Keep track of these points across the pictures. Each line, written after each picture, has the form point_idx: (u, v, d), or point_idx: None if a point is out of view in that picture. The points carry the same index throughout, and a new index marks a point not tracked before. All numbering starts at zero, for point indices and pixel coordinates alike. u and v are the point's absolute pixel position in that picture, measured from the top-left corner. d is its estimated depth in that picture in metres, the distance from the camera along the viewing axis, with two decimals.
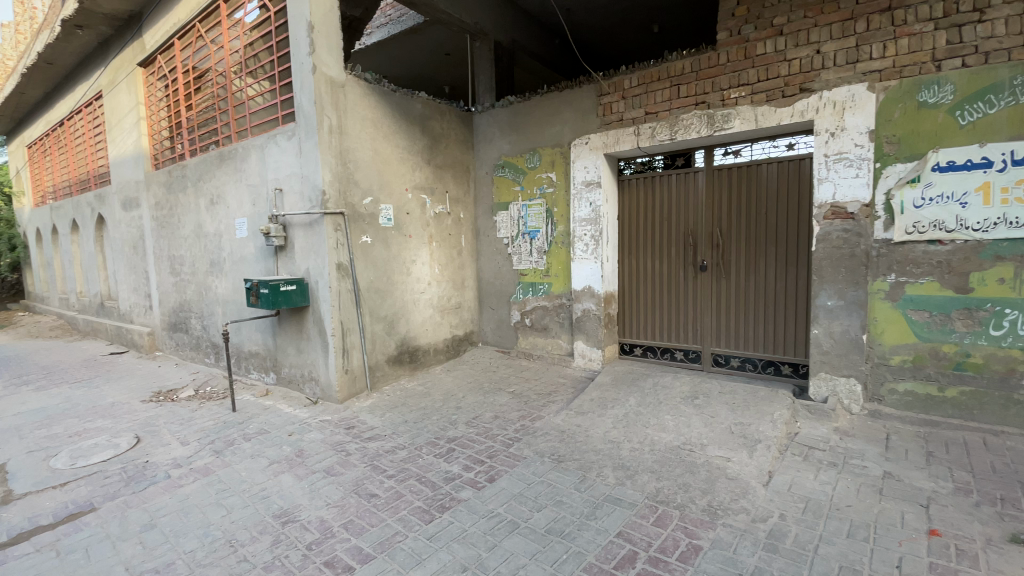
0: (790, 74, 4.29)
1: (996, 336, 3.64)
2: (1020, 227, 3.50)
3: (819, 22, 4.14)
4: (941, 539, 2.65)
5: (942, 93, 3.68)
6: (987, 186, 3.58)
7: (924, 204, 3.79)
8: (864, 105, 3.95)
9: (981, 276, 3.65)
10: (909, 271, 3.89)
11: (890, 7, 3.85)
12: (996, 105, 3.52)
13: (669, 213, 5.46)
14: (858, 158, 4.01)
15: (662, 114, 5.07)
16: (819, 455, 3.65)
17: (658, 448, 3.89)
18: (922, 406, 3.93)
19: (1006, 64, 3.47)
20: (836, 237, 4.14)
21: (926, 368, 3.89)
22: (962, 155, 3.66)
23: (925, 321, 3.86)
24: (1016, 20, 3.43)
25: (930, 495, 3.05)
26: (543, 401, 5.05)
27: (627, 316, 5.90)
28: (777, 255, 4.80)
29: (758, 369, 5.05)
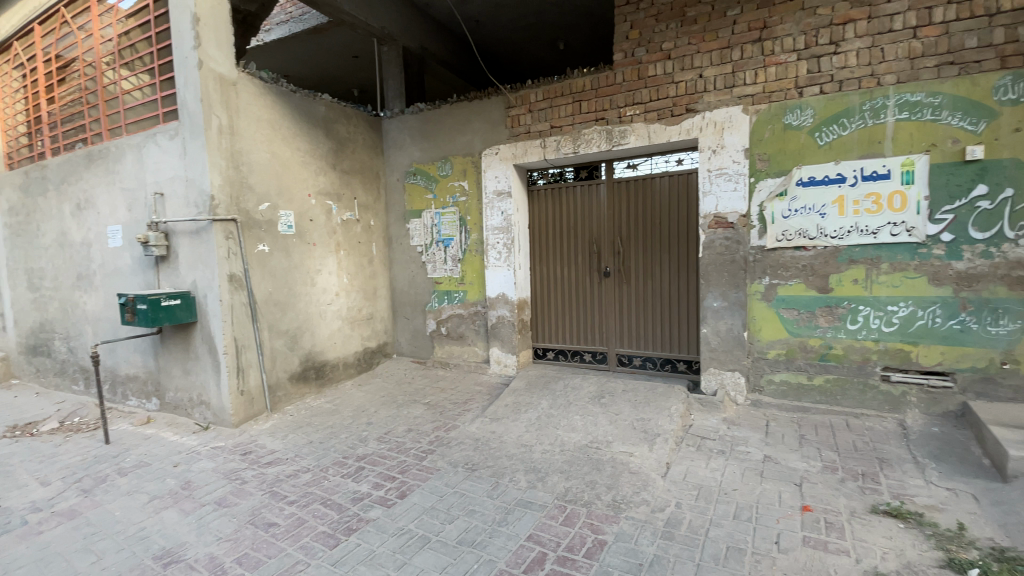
0: (678, 95, 4.67)
1: (852, 330, 4.17)
2: (867, 234, 4.05)
3: (701, 49, 4.56)
4: (812, 514, 2.98)
5: (803, 117, 4.18)
6: (841, 199, 4.11)
7: (791, 215, 4.28)
8: (739, 126, 4.40)
9: (839, 277, 4.18)
10: (780, 274, 4.38)
11: (761, 38, 4.33)
12: (848, 127, 4.05)
13: (576, 222, 5.69)
14: (735, 173, 4.45)
15: (566, 127, 5.29)
16: (711, 444, 3.97)
17: (567, 448, 4.01)
18: (796, 395, 4.40)
19: (856, 92, 4.00)
20: (719, 245, 4.56)
21: (797, 360, 4.39)
22: (821, 171, 4.16)
23: (794, 318, 4.36)
24: (863, 53, 3.97)
25: (802, 474, 3.43)
26: (458, 410, 5.00)
27: (540, 321, 6.05)
28: (671, 261, 5.17)
29: (657, 367, 5.39)
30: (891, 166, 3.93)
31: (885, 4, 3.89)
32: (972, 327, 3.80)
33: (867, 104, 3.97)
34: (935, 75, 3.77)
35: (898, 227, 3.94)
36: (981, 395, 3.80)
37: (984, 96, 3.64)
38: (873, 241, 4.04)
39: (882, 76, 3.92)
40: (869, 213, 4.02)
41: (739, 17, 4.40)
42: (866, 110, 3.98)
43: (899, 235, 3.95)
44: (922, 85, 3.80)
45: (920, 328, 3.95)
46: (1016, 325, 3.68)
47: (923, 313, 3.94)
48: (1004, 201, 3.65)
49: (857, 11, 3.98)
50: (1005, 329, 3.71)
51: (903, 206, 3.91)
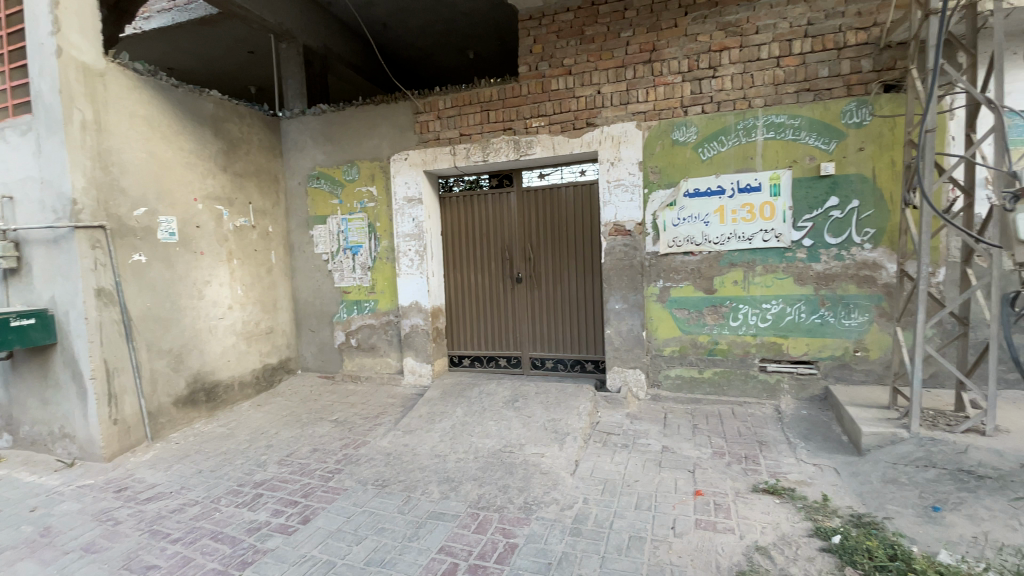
0: (579, 109, 4.92)
1: (734, 327, 4.62)
2: (744, 240, 4.51)
3: (599, 66, 4.84)
4: (703, 498, 3.24)
5: (688, 134, 4.57)
6: (722, 208, 4.54)
7: (679, 223, 4.66)
8: (634, 140, 4.72)
9: (722, 279, 4.61)
10: (673, 277, 4.75)
11: (650, 60, 4.68)
12: (726, 144, 4.49)
13: (487, 229, 5.74)
14: (631, 184, 4.76)
15: (475, 136, 5.35)
16: (615, 439, 4.18)
17: (480, 455, 4.02)
18: (689, 387, 4.79)
19: (731, 112, 4.45)
20: (619, 251, 4.86)
21: (689, 356, 4.77)
22: (705, 184, 4.57)
23: (686, 317, 4.75)
24: (737, 77, 4.43)
25: (695, 461, 3.72)
26: (369, 425, 4.83)
27: (454, 328, 6.02)
28: (578, 265, 5.40)
29: (568, 368, 5.58)
30: (762, 179, 4.41)
31: (754, 35, 4.37)
32: (830, 320, 4.35)
33: (741, 124, 4.43)
34: (795, 100, 4.29)
35: (769, 234, 4.43)
36: (839, 379, 4.37)
37: (834, 119, 4.20)
38: (749, 246, 4.50)
39: (753, 99, 4.40)
40: (745, 221, 4.48)
41: (632, 38, 4.73)
42: (741, 130, 4.43)
43: (770, 241, 4.43)
44: (785, 108, 4.31)
45: (789, 323, 4.46)
46: (863, 317, 4.26)
47: (791, 309, 4.45)
48: (850, 211, 4.22)
49: (731, 40, 4.43)
50: (855, 321, 4.28)
51: (773, 215, 4.41)
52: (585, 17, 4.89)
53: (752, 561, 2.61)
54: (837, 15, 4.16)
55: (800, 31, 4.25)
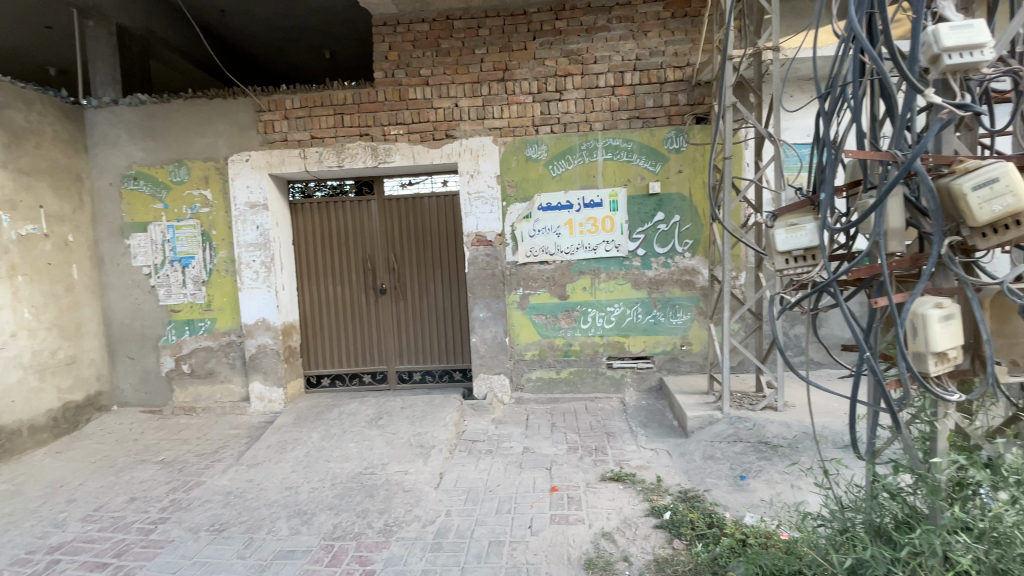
0: (437, 120, 4.95)
1: (584, 329, 5.01)
2: (591, 251, 4.92)
3: (455, 80, 4.92)
4: (558, 493, 3.44)
5: (539, 151, 4.87)
6: (570, 221, 4.91)
7: (535, 234, 4.94)
8: (491, 154, 4.88)
9: (573, 285, 4.98)
10: (531, 285, 5.01)
11: (504, 78, 4.90)
12: (573, 162, 4.87)
13: (346, 239, 5.45)
14: (490, 196, 4.91)
15: (328, 140, 5.06)
16: (480, 446, 4.25)
17: (337, 482, 3.76)
18: (548, 387, 5.08)
19: (576, 133, 4.85)
20: (481, 260, 4.96)
21: (548, 358, 5.06)
22: (555, 198, 4.90)
23: (544, 322, 5.03)
24: (580, 102, 4.84)
25: (552, 458, 3.94)
26: (206, 462, 4.24)
27: (310, 346, 5.59)
28: (442, 276, 5.40)
29: (436, 379, 5.53)
30: (603, 196, 4.87)
31: (593, 65, 4.82)
32: (661, 320, 4.94)
33: (585, 144, 4.84)
34: (628, 126, 4.83)
35: (611, 245, 4.90)
36: (671, 371, 4.98)
37: (659, 144, 4.80)
38: (594, 255, 4.92)
39: (594, 123, 4.85)
40: (590, 233, 4.91)
41: (486, 56, 4.90)
42: (585, 150, 4.85)
43: (611, 251, 4.90)
44: (620, 132, 4.82)
45: (630, 323, 4.97)
46: (687, 316, 4.92)
47: (631, 311, 4.97)
48: (674, 224, 4.85)
49: (573, 67, 4.83)
50: (681, 319, 4.92)
51: (613, 228, 4.89)
52: (440, 30, 4.94)
53: (599, 547, 2.83)
54: (659, 53, 4.76)
55: (630, 64, 4.78)
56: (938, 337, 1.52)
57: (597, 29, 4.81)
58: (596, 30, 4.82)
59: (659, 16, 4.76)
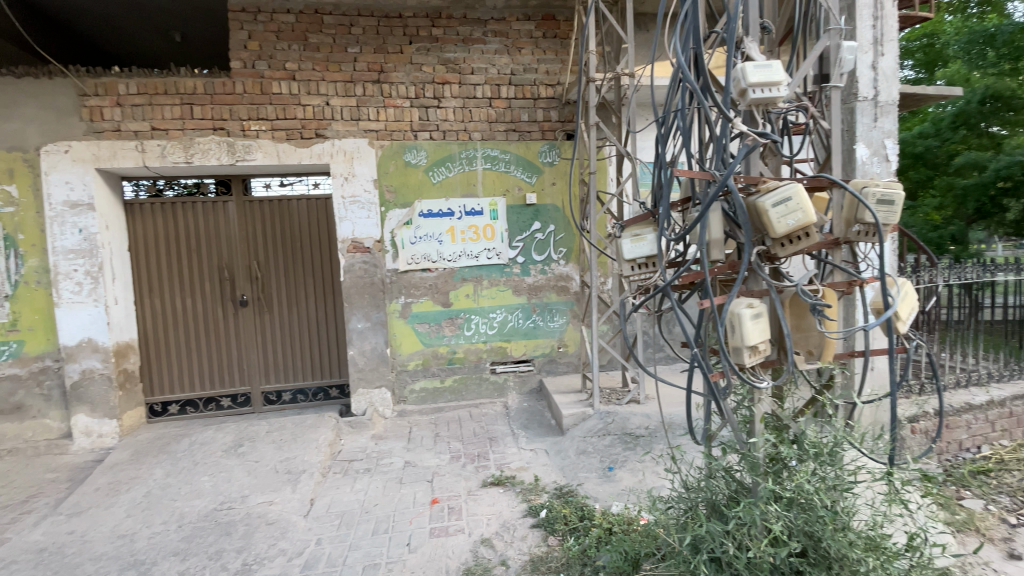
0: (305, 118, 4.63)
1: (468, 335, 5.02)
2: (472, 258, 4.95)
3: (326, 77, 4.66)
4: (438, 505, 3.38)
5: (418, 157, 4.80)
6: (452, 229, 4.90)
7: (416, 241, 4.84)
8: (367, 157, 4.69)
9: (456, 293, 4.97)
10: (412, 293, 4.89)
11: (379, 80, 4.75)
12: (452, 169, 4.88)
13: (198, 245, 4.85)
14: (366, 201, 4.72)
15: (173, 132, 4.45)
16: (357, 465, 4.03)
17: (185, 522, 3.29)
18: (432, 397, 5.00)
19: (455, 142, 4.87)
20: (358, 268, 4.73)
21: (431, 367, 4.98)
22: (436, 205, 4.86)
23: (426, 331, 4.94)
24: (458, 111, 4.87)
25: (434, 470, 3.86)
26: (9, 517, 3.46)
27: (154, 367, 4.87)
28: (315, 286, 5.06)
29: (309, 398, 5.14)
30: (484, 204, 4.94)
31: (470, 75, 4.87)
32: (540, 324, 5.13)
33: (464, 153, 4.88)
34: (505, 137, 4.96)
35: (492, 252, 4.98)
36: (550, 373, 5.19)
37: (534, 157, 5.00)
38: (476, 262, 4.97)
39: (472, 132, 4.91)
40: (472, 241, 4.94)
41: (359, 56, 4.71)
42: (464, 158, 4.89)
43: (492, 258, 4.99)
44: (498, 143, 4.93)
45: (511, 328, 5.09)
46: (563, 319, 5.17)
47: (512, 316, 5.09)
48: (550, 233, 5.08)
49: (450, 75, 4.84)
50: (558, 323, 5.16)
51: (493, 236, 4.97)
52: (308, 23, 4.64)
53: (478, 555, 2.83)
54: (532, 70, 4.97)
55: (506, 78, 4.92)
56: (749, 333, 1.77)
57: (473, 41, 4.89)
58: (472, 41, 4.89)
59: (532, 34, 4.97)
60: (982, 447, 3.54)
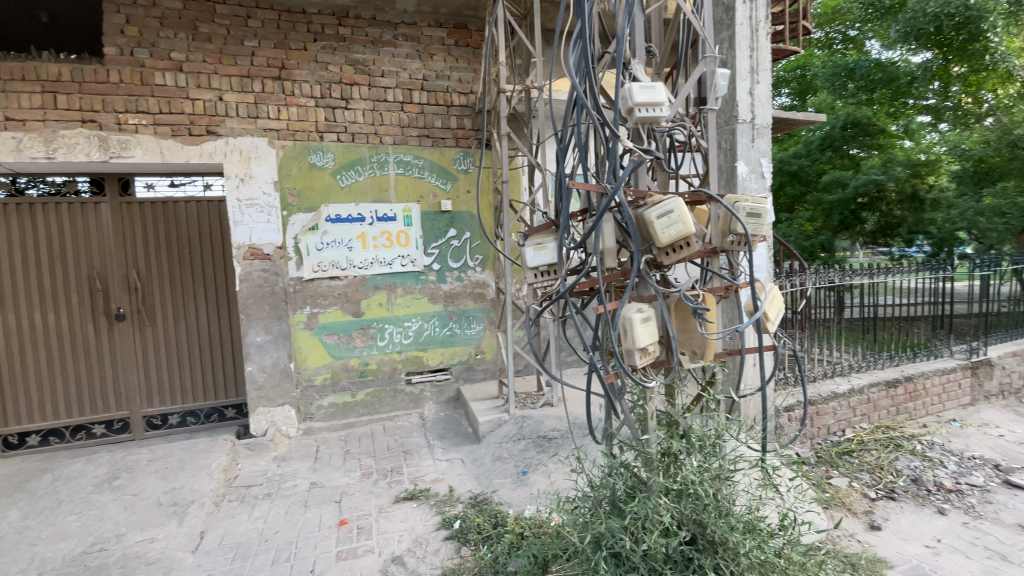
0: (195, 113, 4.25)
1: (381, 346, 4.84)
2: (384, 265, 4.80)
3: (219, 70, 4.32)
4: (346, 526, 3.21)
5: (325, 159, 4.60)
6: (363, 235, 4.72)
7: (322, 248, 4.61)
8: (266, 158, 4.41)
9: (368, 301, 4.78)
10: (319, 303, 4.64)
11: (280, 77, 4.49)
12: (362, 173, 4.71)
13: (63, 252, 4.25)
14: (266, 205, 4.42)
15: (31, 123, 3.88)
16: (256, 490, 3.72)
17: (44, 570, 2.84)
18: (342, 413, 4.76)
19: (365, 145, 4.72)
20: (257, 277, 4.42)
21: (341, 381, 4.75)
22: (345, 210, 4.66)
23: (335, 342, 4.71)
24: (367, 113, 4.73)
25: (343, 489, 3.67)
26: None
27: (8, 394, 4.19)
28: (206, 296, 4.64)
29: (201, 420, 4.69)
30: (397, 210, 4.81)
31: (380, 78, 4.75)
32: (457, 332, 5.08)
33: (375, 157, 4.74)
34: (418, 143, 4.88)
35: (406, 259, 4.87)
36: (466, 381, 5.16)
37: (448, 164, 4.97)
38: (390, 270, 4.82)
39: (383, 136, 4.79)
40: (385, 247, 4.79)
41: (257, 50, 4.42)
42: (375, 162, 4.74)
43: (406, 265, 4.87)
44: (411, 148, 4.84)
45: (427, 336, 4.99)
46: (479, 326, 5.16)
47: (428, 325, 4.99)
48: (465, 240, 5.06)
49: (359, 76, 4.69)
50: (475, 330, 5.14)
51: (407, 242, 4.86)
52: (198, 11, 4.27)
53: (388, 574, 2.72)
54: (445, 77, 4.95)
55: (418, 83, 4.85)
56: (640, 335, 1.88)
57: (383, 43, 4.77)
58: (382, 43, 4.77)
59: (444, 41, 4.95)
60: (846, 430, 4.01)
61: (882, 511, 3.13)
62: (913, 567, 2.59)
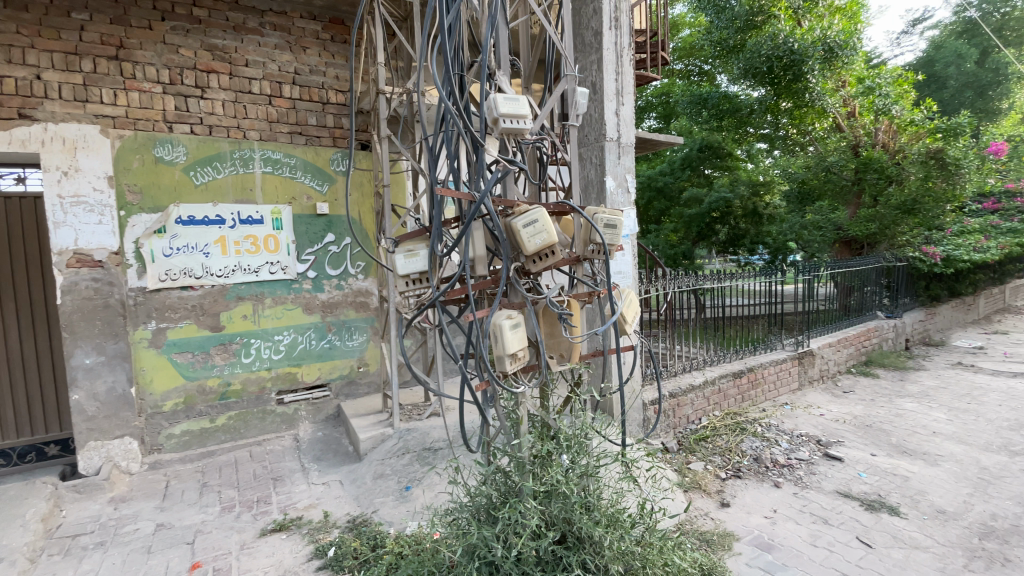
0: (2, 92, 3.53)
1: (246, 363, 4.38)
2: (249, 273, 4.35)
3: (36, 44, 3.65)
4: (200, 570, 2.81)
5: (175, 153, 4.06)
6: (223, 239, 4.24)
7: (172, 254, 4.05)
8: (98, 149, 3.78)
9: (229, 314, 4.30)
10: (168, 317, 4.08)
11: (118, 57, 3.90)
12: (222, 171, 4.24)
13: None
14: (97, 204, 3.78)
15: None
16: (85, 540, 3.12)
17: None
18: (199, 441, 4.21)
19: (225, 139, 4.26)
20: (85, 287, 3.75)
21: (197, 406, 4.21)
22: (200, 211, 4.15)
23: (188, 362, 4.16)
24: (228, 105, 4.28)
25: (197, 528, 3.22)
26: None
27: None
28: (18, 310, 3.84)
29: (13, 462, 3.85)
30: (264, 212, 4.40)
31: (243, 67, 4.33)
32: (337, 344, 4.77)
33: (237, 153, 4.30)
34: (289, 140, 4.52)
35: (275, 266, 4.46)
36: (347, 396, 4.86)
37: (325, 164, 4.67)
38: (256, 278, 4.38)
39: (247, 131, 4.36)
40: (250, 253, 4.35)
41: (87, 23, 3.80)
42: (237, 159, 4.30)
43: (276, 273, 4.46)
44: (280, 146, 4.46)
45: (301, 351, 4.60)
46: (362, 337, 4.90)
47: (303, 338, 4.61)
48: (345, 246, 4.78)
49: (218, 63, 4.23)
50: (356, 341, 4.87)
51: (277, 248, 4.46)
52: None
53: None
54: (319, 73, 4.65)
55: (289, 76, 4.51)
56: (510, 342, 1.90)
57: (246, 30, 4.36)
58: (245, 30, 4.35)
59: (318, 35, 4.65)
60: (703, 419, 4.48)
61: (731, 489, 3.53)
62: (755, 537, 2.94)
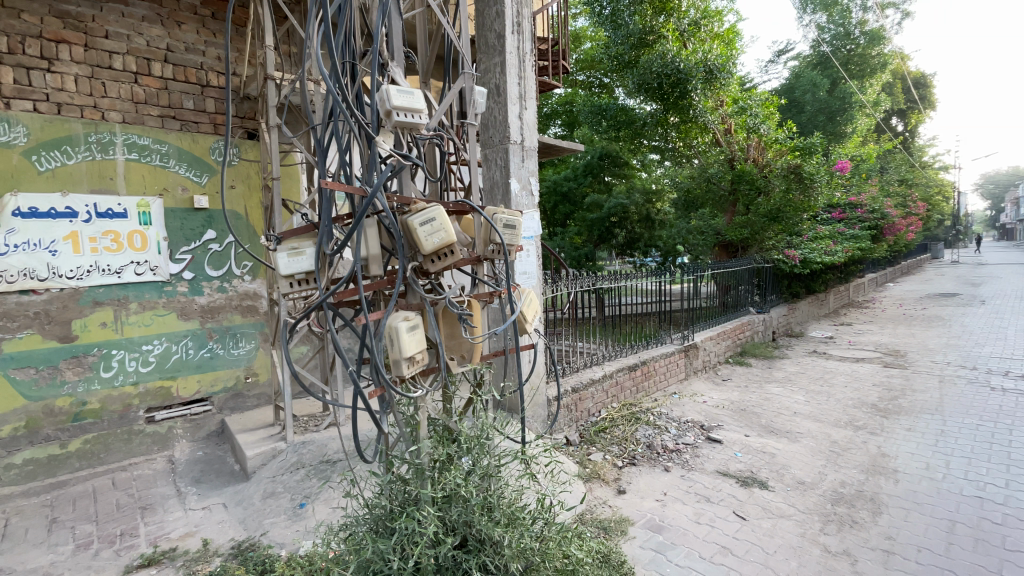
0: None
1: (106, 378, 3.81)
2: (109, 274, 3.80)
3: None
4: None
5: (12, 133, 3.44)
6: (74, 235, 3.65)
7: (8, 251, 3.41)
8: None
9: (83, 322, 3.72)
10: (2, 327, 3.43)
11: None
12: (74, 156, 3.66)
13: None
14: None
15: None
16: None
17: None
18: (46, 471, 3.58)
19: (78, 120, 3.68)
20: None
21: (42, 430, 3.58)
22: (44, 202, 3.54)
23: (30, 379, 3.54)
24: (83, 81, 3.71)
25: (43, 572, 2.72)
26: None
27: None
28: None
29: None
30: (129, 205, 3.87)
31: (102, 39, 3.78)
32: (219, 353, 4.32)
33: (95, 137, 3.74)
34: (160, 125, 4.02)
35: (143, 266, 3.94)
36: (233, 410, 4.42)
37: (204, 153, 4.22)
38: (118, 280, 3.84)
39: (107, 111, 3.80)
40: (110, 251, 3.80)
41: None
42: (95, 142, 3.74)
43: (144, 273, 3.95)
44: (149, 131, 3.95)
45: (175, 362, 4.11)
46: (250, 345, 4.48)
47: (178, 347, 4.12)
48: (228, 244, 4.35)
49: (70, 33, 3.65)
50: (243, 349, 4.45)
51: (145, 246, 3.94)
52: None
53: None
54: (197, 52, 4.20)
55: (159, 53, 4.01)
56: (407, 344, 1.83)
57: None
58: None
59: (195, 10, 4.19)
60: (602, 411, 4.70)
61: (627, 476, 3.73)
62: (648, 520, 3.14)
